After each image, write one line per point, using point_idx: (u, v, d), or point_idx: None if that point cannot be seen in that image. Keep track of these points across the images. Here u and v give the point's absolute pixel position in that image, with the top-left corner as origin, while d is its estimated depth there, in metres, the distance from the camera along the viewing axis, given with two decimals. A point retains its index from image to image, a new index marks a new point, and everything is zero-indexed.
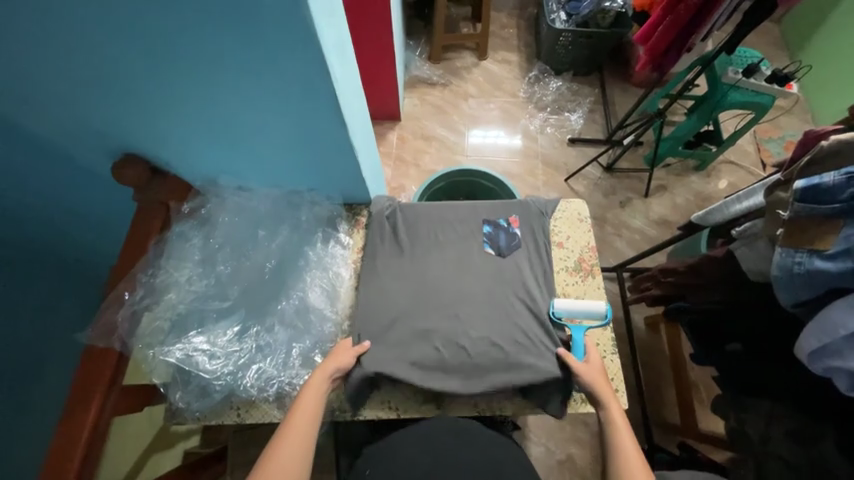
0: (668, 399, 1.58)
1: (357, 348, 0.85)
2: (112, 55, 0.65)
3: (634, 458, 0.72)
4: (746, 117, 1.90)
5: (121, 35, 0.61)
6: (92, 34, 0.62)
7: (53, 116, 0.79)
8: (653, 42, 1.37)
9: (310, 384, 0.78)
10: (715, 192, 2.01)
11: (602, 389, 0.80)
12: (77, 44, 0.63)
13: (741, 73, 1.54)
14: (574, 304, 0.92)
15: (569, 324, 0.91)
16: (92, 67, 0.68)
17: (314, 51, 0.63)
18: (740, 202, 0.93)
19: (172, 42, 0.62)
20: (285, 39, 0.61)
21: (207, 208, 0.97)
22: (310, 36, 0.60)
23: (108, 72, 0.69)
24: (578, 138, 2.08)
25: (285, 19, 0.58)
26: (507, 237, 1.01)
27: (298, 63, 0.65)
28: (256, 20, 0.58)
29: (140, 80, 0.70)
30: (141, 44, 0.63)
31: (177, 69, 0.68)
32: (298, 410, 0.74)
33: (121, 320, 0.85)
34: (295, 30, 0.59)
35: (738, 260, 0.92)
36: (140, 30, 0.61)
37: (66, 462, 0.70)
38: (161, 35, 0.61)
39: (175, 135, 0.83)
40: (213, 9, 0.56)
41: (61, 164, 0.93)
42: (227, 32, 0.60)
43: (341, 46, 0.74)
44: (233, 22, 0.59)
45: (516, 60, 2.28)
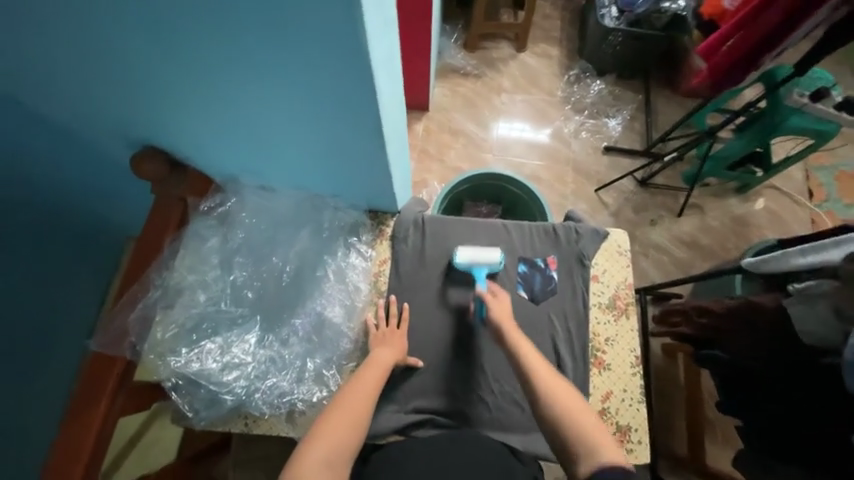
0: (678, 430, 1.53)
1: (409, 362, 0.88)
2: (145, 51, 0.61)
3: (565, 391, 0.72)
4: (805, 143, 1.75)
5: (153, 26, 0.56)
6: (120, 24, 0.56)
7: (74, 102, 0.74)
8: (718, 58, 1.22)
9: (375, 359, 0.81)
10: (754, 219, 1.89)
11: (515, 332, 0.83)
12: (101, 32, 0.58)
13: (808, 96, 1.39)
14: (472, 249, 0.94)
15: (471, 270, 0.93)
16: (121, 60, 0.63)
17: (360, 60, 0.57)
18: (805, 255, 0.86)
19: (207, 39, 0.57)
20: (331, 43, 0.55)
21: (228, 206, 0.91)
22: (357, 39, 0.54)
23: (139, 67, 0.64)
24: (613, 147, 1.97)
25: (330, 16, 0.51)
26: (543, 279, 0.95)
27: (341, 71, 0.59)
28: (303, 23, 0.52)
29: (172, 75, 0.65)
30: (176, 38, 0.58)
31: (211, 69, 0.62)
32: (368, 369, 0.78)
33: (133, 323, 0.82)
34: (339, 30, 0.53)
35: (791, 318, 0.85)
36: (175, 24, 0.55)
37: (69, 468, 0.68)
38: (198, 31, 0.56)
39: (202, 133, 0.78)
40: (259, 9, 0.51)
41: (78, 147, 0.88)
42: (269, 32, 0.54)
43: (388, 51, 0.68)
44: (275, 19, 0.52)
45: (557, 55, 2.13)
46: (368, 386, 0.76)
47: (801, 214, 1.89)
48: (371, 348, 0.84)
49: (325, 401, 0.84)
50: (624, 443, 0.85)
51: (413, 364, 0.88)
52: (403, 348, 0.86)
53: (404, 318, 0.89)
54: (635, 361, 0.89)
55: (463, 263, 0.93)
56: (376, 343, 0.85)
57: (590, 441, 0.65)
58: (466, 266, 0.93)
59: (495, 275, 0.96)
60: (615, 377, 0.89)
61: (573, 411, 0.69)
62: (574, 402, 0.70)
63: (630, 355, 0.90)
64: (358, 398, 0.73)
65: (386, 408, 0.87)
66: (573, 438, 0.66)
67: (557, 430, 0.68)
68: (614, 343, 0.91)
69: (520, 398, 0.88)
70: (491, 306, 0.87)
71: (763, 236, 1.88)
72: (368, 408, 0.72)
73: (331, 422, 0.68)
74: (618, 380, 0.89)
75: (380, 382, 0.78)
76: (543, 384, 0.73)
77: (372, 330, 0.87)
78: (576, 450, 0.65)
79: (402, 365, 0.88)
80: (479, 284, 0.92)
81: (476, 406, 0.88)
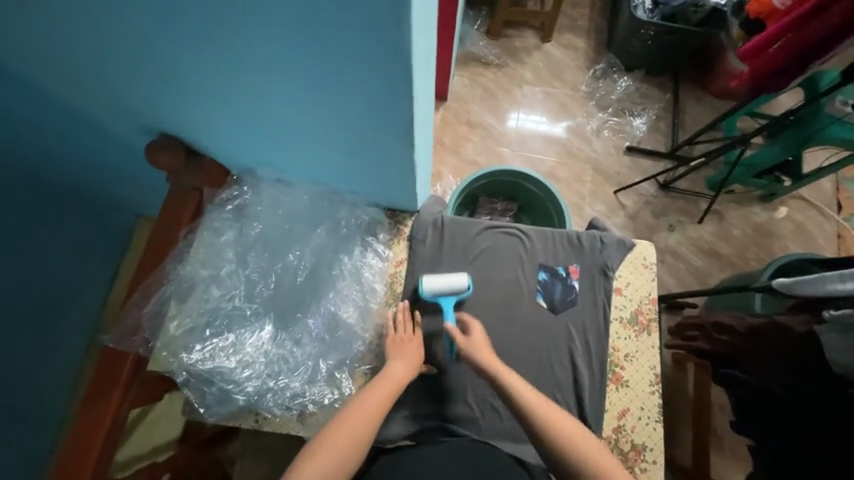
0: (682, 439, 1.52)
1: (422, 368, 0.87)
2: (171, 43, 0.57)
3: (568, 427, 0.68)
4: (841, 153, 1.67)
5: (182, 16, 0.53)
6: (146, 13, 0.53)
7: (90, 87, 0.71)
8: (762, 63, 1.16)
9: (389, 372, 0.78)
10: (778, 229, 1.83)
11: (496, 366, 0.78)
12: (125, 20, 0.55)
13: (851, 105, 1.33)
14: (437, 277, 0.88)
15: (438, 299, 0.88)
16: (144, 48, 0.59)
17: (401, 67, 0.55)
18: (842, 282, 0.82)
19: (237, 32, 0.54)
20: (370, 46, 0.52)
21: (243, 198, 0.89)
22: (398, 41, 0.51)
23: (164, 57, 0.61)
24: (635, 147, 1.90)
25: (372, 17, 0.48)
26: (563, 289, 0.92)
27: (378, 74, 0.57)
28: (344, 24, 0.50)
29: (197, 67, 0.62)
30: (204, 30, 0.54)
31: (240, 63, 0.60)
32: (381, 379, 0.76)
33: (147, 317, 0.82)
34: (380, 30, 0.49)
35: (822, 346, 0.82)
36: (207, 17, 0.52)
37: (83, 458, 0.69)
38: (231, 26, 0.53)
39: (222, 126, 0.75)
40: (296, 8, 0.48)
41: (93, 130, 0.86)
42: (307, 31, 0.51)
43: (426, 52, 0.64)
44: (315, 18, 0.49)
45: (583, 47, 2.04)
46: (379, 396, 0.74)
47: (827, 227, 1.82)
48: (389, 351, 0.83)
49: (337, 404, 0.83)
50: (638, 462, 0.83)
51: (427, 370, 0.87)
52: (418, 356, 0.83)
53: (419, 322, 0.88)
54: (654, 380, 0.87)
55: (429, 293, 0.87)
56: (391, 348, 0.83)
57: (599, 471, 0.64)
58: (432, 295, 0.88)
59: (462, 303, 0.91)
60: (633, 395, 0.87)
61: (580, 440, 0.67)
62: (576, 429, 0.68)
63: (650, 372, 0.88)
64: (367, 409, 0.71)
65: (398, 412, 0.86)
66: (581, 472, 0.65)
67: (563, 465, 0.66)
68: (634, 359, 0.89)
69: None
70: (460, 343, 0.83)
71: (785, 248, 1.82)
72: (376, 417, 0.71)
73: (337, 428, 0.68)
74: (635, 398, 0.86)
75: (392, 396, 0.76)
76: (542, 420, 0.69)
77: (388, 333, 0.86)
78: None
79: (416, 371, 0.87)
80: (447, 318, 0.88)
81: (489, 415, 0.87)
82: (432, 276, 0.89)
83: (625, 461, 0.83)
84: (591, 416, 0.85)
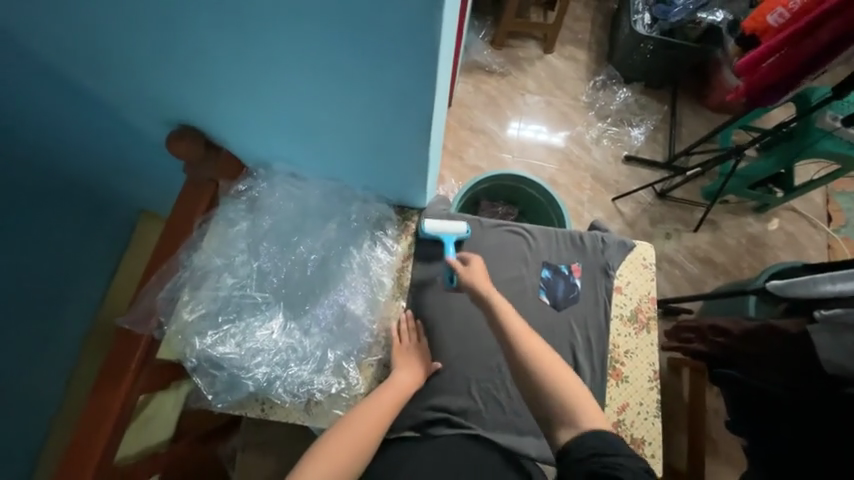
0: (678, 444, 1.52)
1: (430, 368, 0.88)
2: (208, 34, 0.60)
3: (533, 343, 0.73)
4: (828, 168, 1.74)
5: (220, 10, 0.56)
6: (185, 4, 0.56)
7: (118, 78, 0.74)
8: (758, 75, 1.19)
9: (396, 381, 0.82)
10: (770, 239, 1.88)
11: (489, 291, 0.82)
12: (164, 11, 0.58)
13: (841, 120, 1.39)
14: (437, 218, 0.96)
15: (440, 236, 0.95)
16: (180, 39, 0.62)
17: (428, 64, 0.58)
18: (832, 283, 0.85)
19: (274, 30, 0.57)
20: (401, 41, 0.55)
21: (257, 191, 0.91)
22: (431, 47, 0.55)
23: (198, 50, 0.64)
24: (634, 156, 1.95)
25: (408, 20, 0.52)
26: (566, 286, 0.95)
27: (405, 71, 0.60)
28: (377, 21, 0.52)
29: (229, 62, 0.65)
30: (241, 24, 0.57)
31: (273, 59, 0.63)
32: (393, 384, 0.81)
33: (160, 304, 0.82)
34: (416, 33, 0.53)
35: (815, 347, 0.84)
36: (244, 12, 0.55)
37: (93, 442, 0.70)
38: (268, 18, 0.56)
39: (245, 119, 0.78)
40: (335, 5, 0.51)
41: (113, 121, 0.89)
42: (343, 28, 0.55)
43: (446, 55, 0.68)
44: (353, 19, 0.53)
45: (584, 59, 2.11)
46: (388, 403, 0.79)
47: (818, 238, 1.87)
48: (393, 361, 0.86)
49: (344, 394, 0.84)
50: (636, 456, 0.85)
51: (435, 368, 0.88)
52: (423, 367, 0.87)
53: (423, 332, 0.90)
54: (652, 376, 0.89)
55: (430, 230, 0.94)
56: (398, 355, 0.86)
57: (561, 390, 0.67)
58: (434, 233, 0.94)
59: (462, 243, 0.98)
60: (632, 390, 0.89)
61: (543, 359, 0.71)
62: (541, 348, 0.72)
63: (649, 369, 0.90)
64: (375, 416, 0.76)
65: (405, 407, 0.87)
66: (544, 383, 0.68)
67: (526, 379, 0.70)
68: (633, 356, 0.91)
69: None
70: (460, 272, 0.88)
71: (777, 258, 1.87)
72: (380, 425, 0.75)
73: (350, 428, 0.73)
74: (635, 393, 0.89)
75: (397, 405, 0.80)
76: (516, 338, 0.74)
77: (395, 333, 0.89)
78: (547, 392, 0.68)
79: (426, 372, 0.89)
80: (448, 256, 0.93)
81: (491, 408, 0.88)
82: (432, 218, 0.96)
83: None
84: None
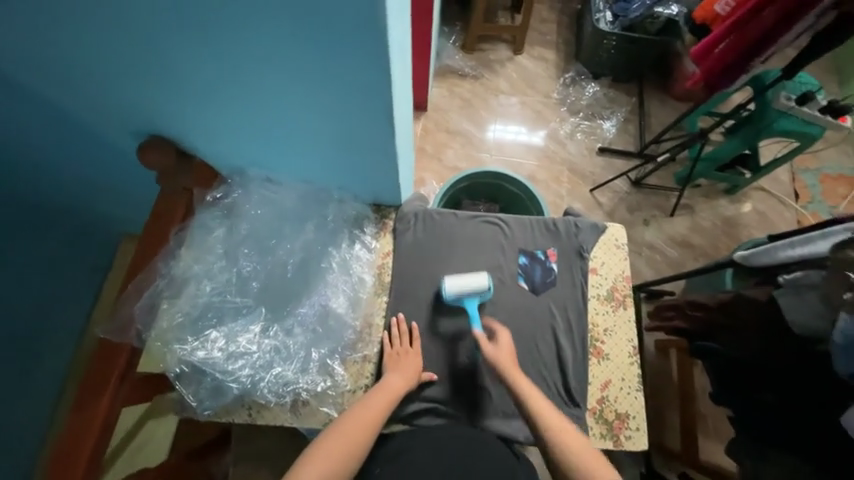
0: (670, 423, 1.50)
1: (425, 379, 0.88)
2: (168, 41, 0.62)
3: (559, 426, 0.75)
4: (789, 146, 1.82)
5: (176, 18, 0.58)
6: (142, 13, 0.58)
7: (85, 92, 0.75)
8: (711, 61, 1.25)
9: (387, 384, 0.81)
10: (743, 218, 1.94)
11: (517, 378, 0.82)
12: (123, 21, 0.59)
13: (794, 100, 1.43)
14: (460, 279, 0.91)
15: (462, 300, 0.91)
16: (142, 49, 0.64)
17: (381, 58, 0.60)
18: (792, 248, 0.89)
19: (229, 33, 0.59)
20: (354, 37, 0.57)
21: (232, 197, 0.92)
22: (381, 42, 0.57)
23: (161, 58, 0.65)
24: (607, 148, 2.01)
25: (355, 15, 0.53)
26: (543, 271, 0.97)
27: (361, 66, 0.61)
28: (329, 18, 0.54)
29: (192, 68, 0.66)
30: (197, 29, 0.59)
31: (235, 63, 0.64)
32: (385, 385, 0.81)
33: (139, 313, 0.83)
34: (365, 28, 0.55)
35: (781, 309, 0.87)
36: (202, 16, 0.57)
37: (75, 457, 0.69)
38: (221, 22, 0.57)
39: (215, 125, 0.79)
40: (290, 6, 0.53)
41: (86, 137, 0.89)
42: (298, 28, 0.56)
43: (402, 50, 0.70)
44: (302, 16, 0.55)
45: (553, 58, 2.17)
46: (380, 404, 0.78)
47: (787, 215, 1.94)
48: (386, 364, 0.85)
49: (330, 391, 0.85)
50: (622, 429, 0.87)
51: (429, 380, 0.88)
52: (416, 368, 0.86)
53: (416, 337, 0.89)
54: (632, 351, 0.92)
55: (452, 296, 0.90)
56: (389, 358, 0.86)
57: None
58: (455, 298, 0.90)
59: (485, 302, 0.94)
60: (614, 366, 0.91)
61: (568, 443, 0.72)
62: (567, 432, 0.73)
63: (628, 345, 0.93)
64: (367, 414, 0.75)
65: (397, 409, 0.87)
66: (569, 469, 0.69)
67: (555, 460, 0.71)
68: (612, 333, 0.94)
69: None
70: (486, 350, 0.86)
71: (750, 236, 1.93)
72: (375, 425, 0.74)
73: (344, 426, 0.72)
74: (617, 369, 0.91)
75: (389, 406, 0.79)
76: (541, 418, 0.76)
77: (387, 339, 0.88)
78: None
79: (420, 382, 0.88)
80: (474, 325, 0.90)
81: (478, 395, 0.89)
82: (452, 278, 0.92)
83: (610, 430, 0.87)
84: (574, 383, 0.89)
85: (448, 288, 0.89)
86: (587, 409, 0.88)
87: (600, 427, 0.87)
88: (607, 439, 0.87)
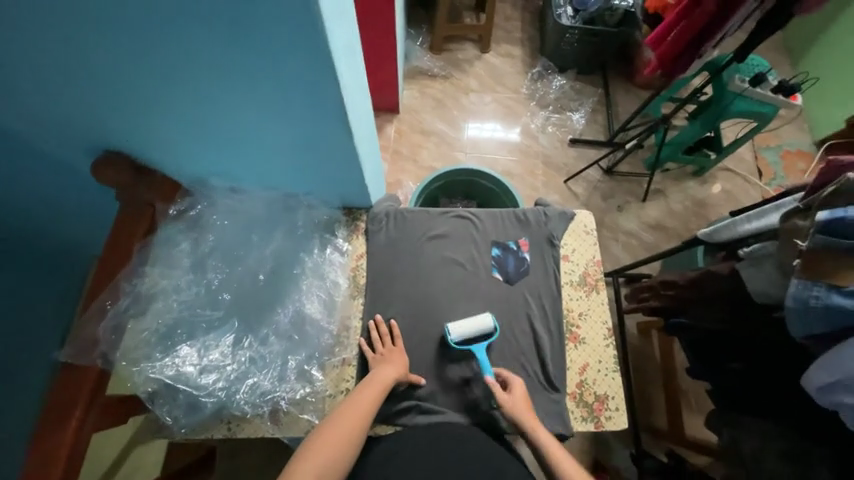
0: (656, 404, 1.51)
1: (413, 382, 0.87)
2: (106, 53, 0.61)
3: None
4: (749, 126, 1.88)
5: (109, 27, 0.57)
6: (74, 24, 0.56)
7: (32, 111, 0.73)
8: (665, 46, 1.30)
9: (377, 376, 0.80)
10: (712, 198, 1.98)
11: (533, 424, 0.79)
12: (58, 35, 0.58)
13: (747, 81, 1.48)
14: (462, 324, 0.89)
15: (470, 346, 0.89)
16: (80, 61, 0.62)
17: (323, 57, 0.59)
18: (749, 221, 0.93)
19: (168, 41, 0.58)
20: (292, 34, 0.56)
21: (198, 209, 0.91)
22: (319, 40, 0.56)
23: (103, 71, 0.64)
24: (578, 139, 2.05)
25: (290, 16, 0.53)
26: (516, 261, 0.99)
27: (305, 64, 0.61)
28: (263, 19, 0.54)
29: (135, 78, 0.65)
30: (135, 40, 0.58)
31: (179, 70, 0.63)
32: (375, 376, 0.80)
33: (104, 333, 0.81)
34: (300, 28, 0.55)
35: (743, 281, 0.90)
36: (137, 25, 0.56)
37: None
38: (157, 30, 0.57)
39: (171, 137, 0.78)
40: (226, 12, 0.53)
41: (40, 158, 0.87)
42: (237, 32, 0.56)
43: (349, 47, 0.69)
44: (237, 19, 0.54)
45: (519, 55, 2.21)
46: (368, 400, 0.76)
47: (753, 192, 1.99)
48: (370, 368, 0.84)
49: (310, 397, 0.84)
50: (602, 411, 0.88)
51: (416, 382, 0.87)
52: (404, 364, 0.86)
53: (398, 335, 0.89)
54: (607, 333, 0.94)
55: (458, 342, 0.88)
56: (375, 357, 0.85)
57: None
58: (463, 344, 0.89)
59: (492, 344, 0.92)
60: (591, 350, 0.93)
61: None
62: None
63: (603, 327, 0.95)
64: (356, 412, 0.72)
65: (382, 412, 0.86)
66: None
67: None
68: (587, 317, 0.95)
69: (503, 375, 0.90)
70: (500, 399, 0.83)
71: (720, 216, 1.97)
72: (365, 419, 0.72)
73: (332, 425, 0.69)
74: (594, 352, 0.93)
75: (380, 397, 0.78)
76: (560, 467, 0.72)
77: (371, 339, 0.88)
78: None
79: (405, 382, 0.87)
80: (484, 371, 0.88)
81: (461, 389, 0.89)
82: (456, 322, 0.90)
83: (590, 412, 0.89)
84: (552, 371, 0.90)
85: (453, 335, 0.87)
86: (568, 394, 0.90)
87: (581, 410, 0.89)
88: (588, 422, 0.88)
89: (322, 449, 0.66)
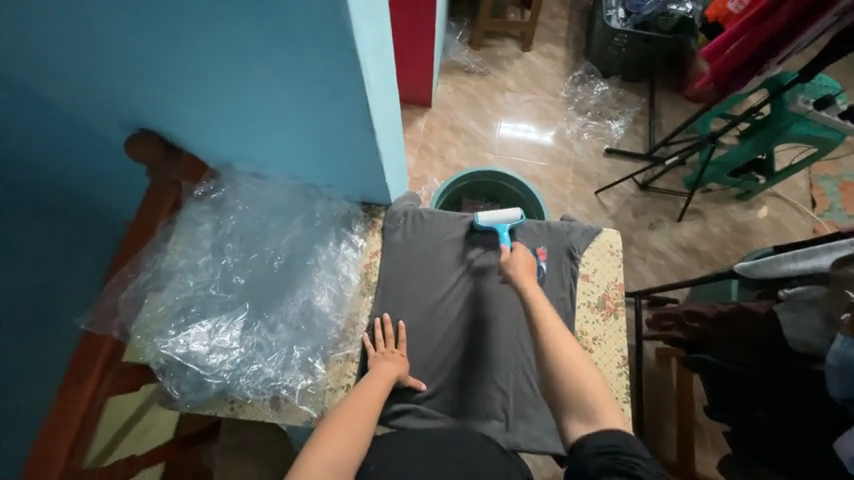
0: (667, 434, 1.45)
1: (413, 385, 0.86)
2: (143, 39, 0.63)
3: (557, 327, 0.70)
4: (808, 151, 1.74)
5: (147, 13, 0.58)
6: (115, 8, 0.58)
7: (76, 90, 0.77)
8: (721, 62, 1.20)
9: (380, 373, 0.80)
10: (755, 226, 1.85)
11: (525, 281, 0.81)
12: (102, 20, 0.60)
13: (813, 103, 1.34)
14: (491, 211, 0.98)
15: (495, 227, 0.97)
16: (122, 44, 0.64)
17: (347, 55, 0.59)
18: (796, 261, 0.85)
19: (199, 31, 0.60)
20: (322, 34, 0.56)
21: (221, 193, 0.93)
22: (345, 38, 0.56)
23: (139, 54, 0.66)
24: (615, 149, 1.95)
25: (317, 13, 0.53)
26: (532, 270, 0.96)
27: (330, 60, 0.60)
28: (291, 15, 0.54)
29: (173, 65, 0.67)
30: (168, 27, 0.60)
31: (213, 61, 0.65)
32: (381, 373, 0.80)
33: (123, 304, 0.84)
34: (327, 25, 0.54)
35: (781, 326, 0.83)
36: (176, 18, 0.58)
37: (52, 453, 0.67)
38: (191, 20, 0.58)
39: (200, 122, 0.80)
40: (259, 7, 0.54)
41: (80, 131, 0.91)
42: (270, 27, 0.57)
43: (378, 45, 0.69)
44: (265, 12, 0.54)
45: (562, 55, 2.12)
46: (372, 395, 0.75)
47: (803, 223, 1.83)
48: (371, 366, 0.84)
49: (311, 389, 0.85)
50: None
51: (416, 386, 0.87)
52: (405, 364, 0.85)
53: (402, 338, 0.88)
54: (620, 362, 0.89)
55: (485, 223, 0.97)
56: (379, 354, 0.85)
57: (582, 395, 0.61)
58: (489, 225, 0.97)
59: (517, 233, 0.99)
60: (601, 377, 0.89)
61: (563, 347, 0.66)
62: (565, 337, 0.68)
63: (617, 354, 0.90)
64: (363, 403, 0.72)
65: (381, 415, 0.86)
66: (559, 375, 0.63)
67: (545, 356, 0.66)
68: (601, 342, 0.91)
69: (505, 387, 0.88)
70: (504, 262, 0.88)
71: (762, 245, 1.84)
72: (372, 411, 0.72)
73: (338, 418, 0.68)
74: (606, 379, 0.89)
75: (385, 390, 0.78)
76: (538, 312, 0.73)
77: (379, 338, 0.88)
78: (566, 403, 0.61)
79: (405, 385, 0.87)
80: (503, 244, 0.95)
81: (463, 396, 0.88)
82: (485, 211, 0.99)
83: None
84: None
85: (479, 215, 0.97)
86: None
87: None
88: None
89: (330, 433, 0.65)
